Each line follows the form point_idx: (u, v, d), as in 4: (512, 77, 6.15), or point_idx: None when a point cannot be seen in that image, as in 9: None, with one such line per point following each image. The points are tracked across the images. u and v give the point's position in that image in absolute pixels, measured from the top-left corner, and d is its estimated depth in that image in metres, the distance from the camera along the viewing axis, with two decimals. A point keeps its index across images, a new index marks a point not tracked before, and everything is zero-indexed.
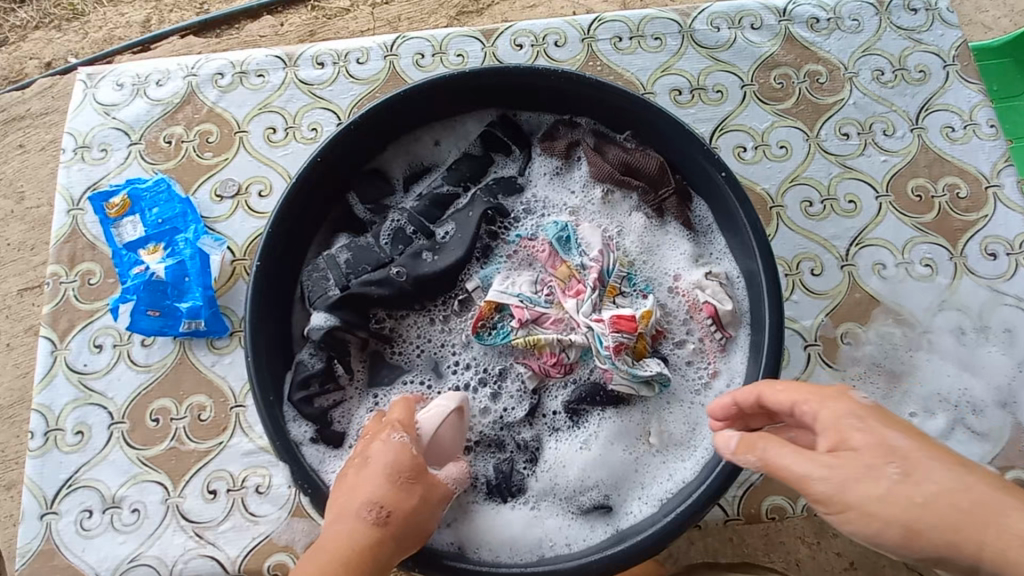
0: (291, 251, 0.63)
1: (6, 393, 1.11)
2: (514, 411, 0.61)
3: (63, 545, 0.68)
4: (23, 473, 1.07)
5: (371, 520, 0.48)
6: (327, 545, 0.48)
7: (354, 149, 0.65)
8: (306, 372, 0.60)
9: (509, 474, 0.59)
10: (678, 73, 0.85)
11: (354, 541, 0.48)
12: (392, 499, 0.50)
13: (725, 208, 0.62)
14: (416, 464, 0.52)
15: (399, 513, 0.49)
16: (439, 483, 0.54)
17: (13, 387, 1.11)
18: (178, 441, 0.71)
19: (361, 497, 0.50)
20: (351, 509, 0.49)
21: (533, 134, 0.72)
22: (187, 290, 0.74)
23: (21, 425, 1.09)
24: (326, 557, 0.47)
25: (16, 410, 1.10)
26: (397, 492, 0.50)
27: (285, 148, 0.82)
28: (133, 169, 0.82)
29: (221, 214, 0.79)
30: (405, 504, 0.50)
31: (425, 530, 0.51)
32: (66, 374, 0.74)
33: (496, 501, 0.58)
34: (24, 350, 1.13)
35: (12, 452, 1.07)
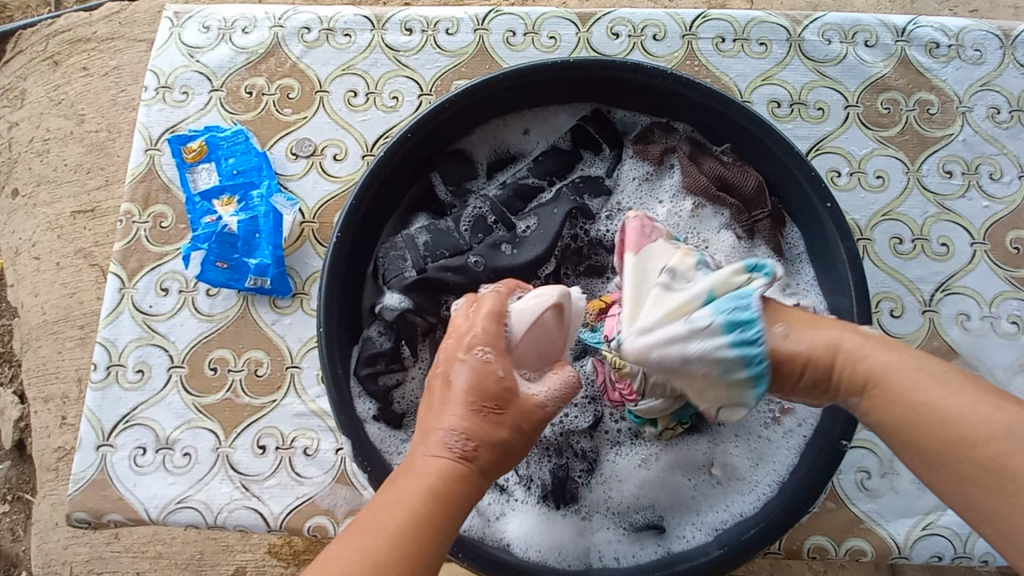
0: (371, 227, 0.62)
1: (53, 309, 1.14)
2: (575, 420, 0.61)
3: (116, 477, 0.70)
4: (63, 385, 1.11)
5: (458, 450, 0.43)
6: (405, 477, 0.42)
7: (443, 128, 0.64)
8: (374, 349, 0.61)
9: (565, 481, 0.59)
10: (779, 84, 0.80)
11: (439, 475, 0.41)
12: (478, 430, 0.43)
13: (822, 239, 0.61)
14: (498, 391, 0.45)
15: (486, 443, 0.43)
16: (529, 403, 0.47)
17: (59, 306, 1.14)
18: (234, 393, 0.73)
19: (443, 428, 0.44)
20: (433, 439, 0.43)
21: (625, 134, 0.69)
22: (256, 246, 0.74)
23: (64, 341, 1.12)
24: (407, 489, 0.40)
25: (60, 327, 1.13)
26: (482, 422, 0.44)
27: (364, 113, 0.80)
28: (212, 116, 0.81)
29: (295, 173, 0.79)
30: (493, 437, 0.44)
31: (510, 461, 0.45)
32: (132, 313, 0.75)
33: (549, 505, 0.58)
34: (73, 271, 1.15)
35: (52, 366, 1.12)
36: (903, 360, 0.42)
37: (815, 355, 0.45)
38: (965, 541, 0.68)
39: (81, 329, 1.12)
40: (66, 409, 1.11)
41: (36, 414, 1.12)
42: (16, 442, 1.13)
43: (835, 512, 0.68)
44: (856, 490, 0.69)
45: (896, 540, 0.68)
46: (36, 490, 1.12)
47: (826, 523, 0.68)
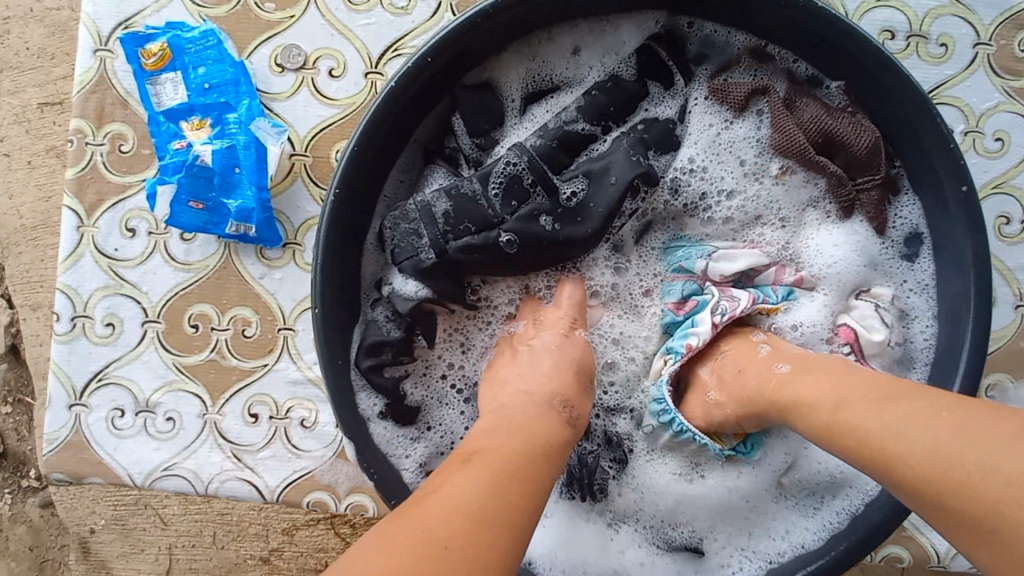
0: (374, 181, 0.49)
1: (30, 214, 1.01)
2: (618, 422, 0.55)
3: (93, 440, 0.63)
4: (47, 298, 1.02)
5: (562, 412, 0.44)
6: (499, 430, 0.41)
7: (473, 47, 0.49)
8: (381, 337, 0.50)
9: (592, 471, 0.53)
10: (897, 7, 0.63)
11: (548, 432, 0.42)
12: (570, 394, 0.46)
13: (941, 209, 0.48)
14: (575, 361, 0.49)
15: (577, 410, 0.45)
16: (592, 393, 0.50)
17: (36, 210, 1.01)
18: (220, 355, 0.64)
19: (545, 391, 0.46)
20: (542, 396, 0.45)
21: (709, 58, 0.53)
22: (236, 185, 0.61)
23: (48, 250, 1.02)
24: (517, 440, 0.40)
25: (39, 234, 1.01)
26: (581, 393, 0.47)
27: (367, 15, 0.63)
28: (174, 8, 0.64)
29: (281, 92, 0.63)
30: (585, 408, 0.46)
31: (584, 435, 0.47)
32: (95, 257, 0.64)
33: (575, 493, 0.53)
34: (47, 172, 1.01)
35: (36, 274, 1.02)
36: (817, 382, 0.41)
37: (738, 413, 0.46)
38: None
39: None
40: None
41: (25, 322, 1.02)
42: (9, 346, 1.03)
43: None
44: None
45: (938, 549, 0.62)
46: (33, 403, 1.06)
47: None
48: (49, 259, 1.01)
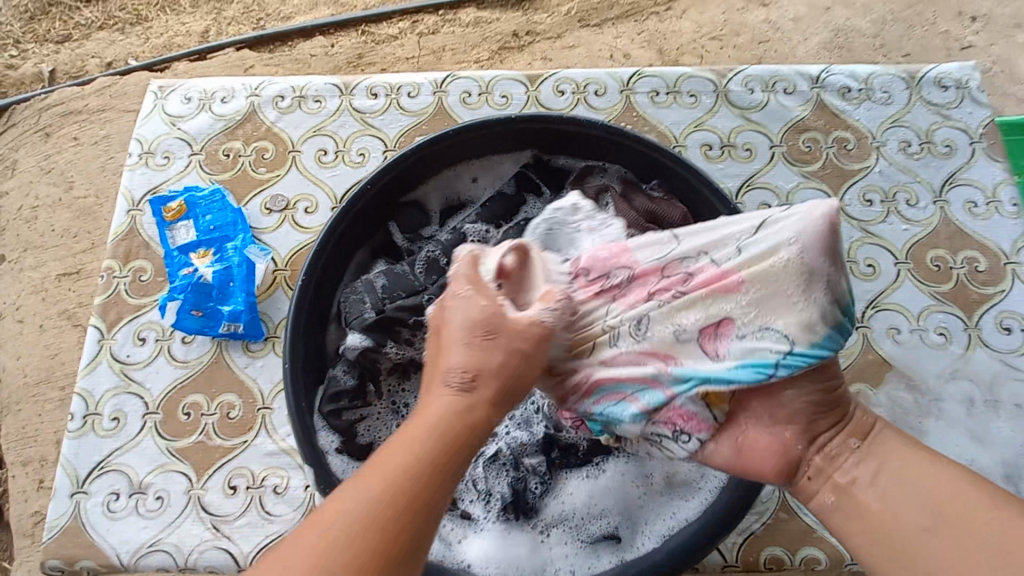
0: (333, 273, 0.67)
1: (35, 371, 1.14)
2: (531, 455, 0.65)
3: (89, 524, 0.72)
4: (38, 451, 1.10)
5: (458, 386, 0.43)
6: (423, 416, 0.42)
7: (401, 179, 0.71)
8: (338, 387, 0.64)
9: (521, 492, 0.63)
10: (710, 129, 0.88)
11: (443, 409, 0.42)
12: (475, 361, 0.44)
13: None
14: (487, 319, 0.46)
15: (486, 376, 0.44)
16: (512, 320, 0.48)
17: (40, 367, 1.14)
18: (206, 436, 0.76)
19: (444, 366, 0.45)
20: (438, 375, 0.45)
21: (566, 177, 0.75)
22: (230, 294, 0.78)
23: (43, 404, 1.11)
24: (420, 429, 0.41)
25: (40, 389, 1.13)
26: (476, 350, 0.45)
27: (333, 169, 0.87)
28: (192, 177, 0.88)
29: (268, 227, 0.85)
30: (488, 362, 0.44)
31: (520, 388, 0.45)
32: (109, 363, 0.78)
33: (508, 515, 0.62)
34: (55, 332, 1.17)
35: (30, 429, 1.11)
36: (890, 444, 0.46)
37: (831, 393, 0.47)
38: None
39: (62, 390, 1.12)
40: (43, 472, 1.09)
41: (12, 479, 1.10)
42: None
43: (787, 522, 0.72)
44: None
45: None
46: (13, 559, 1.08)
47: (780, 534, 0.72)
48: (46, 413, 1.12)
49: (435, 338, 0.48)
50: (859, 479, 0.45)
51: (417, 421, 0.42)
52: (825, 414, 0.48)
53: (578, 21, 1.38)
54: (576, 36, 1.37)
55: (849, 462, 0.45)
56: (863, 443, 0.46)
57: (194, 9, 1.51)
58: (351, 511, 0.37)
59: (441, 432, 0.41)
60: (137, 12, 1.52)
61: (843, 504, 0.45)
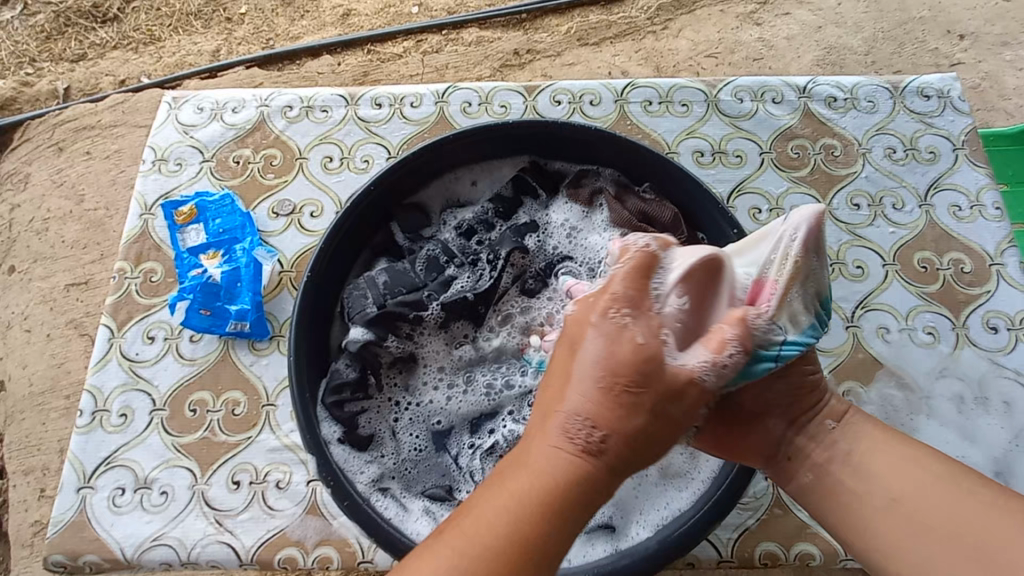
0: (337, 270, 0.70)
1: (40, 380, 1.16)
2: None
3: (94, 518, 0.74)
4: (41, 460, 1.10)
5: (582, 444, 0.42)
6: (542, 469, 0.42)
7: (403, 181, 0.74)
8: (340, 379, 0.66)
9: None
10: (701, 137, 0.91)
11: (564, 469, 0.42)
12: (600, 415, 0.43)
13: None
14: (639, 366, 0.44)
15: (615, 439, 0.43)
16: (672, 370, 0.45)
17: (47, 376, 1.15)
18: (211, 432, 0.77)
19: (566, 411, 0.44)
20: (561, 419, 0.44)
21: (562, 180, 0.79)
22: (238, 293, 0.81)
23: (48, 413, 1.13)
24: (543, 486, 0.41)
25: (46, 398, 1.14)
26: (608, 407, 0.43)
27: (338, 175, 0.91)
28: (202, 183, 0.91)
29: (275, 230, 0.87)
30: (616, 422, 0.43)
31: (648, 445, 0.44)
32: (119, 361, 0.81)
33: None
34: (62, 341, 1.18)
35: (35, 437, 1.12)
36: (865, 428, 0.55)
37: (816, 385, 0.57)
38: None
39: (67, 399, 1.13)
40: (46, 481, 1.11)
41: (15, 487, 1.11)
42: None
43: (782, 518, 0.73)
44: None
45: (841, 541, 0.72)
46: (11, 569, 1.08)
47: (775, 530, 0.73)
48: (50, 422, 1.14)
49: (567, 362, 0.46)
50: (836, 456, 0.54)
51: (536, 475, 0.42)
52: (801, 398, 0.58)
53: (577, 40, 1.44)
54: (575, 54, 1.42)
55: (825, 442, 0.55)
56: (837, 423, 0.56)
57: (205, 29, 1.57)
58: (480, 574, 0.39)
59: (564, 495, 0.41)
60: (151, 32, 1.58)
61: (820, 480, 0.54)
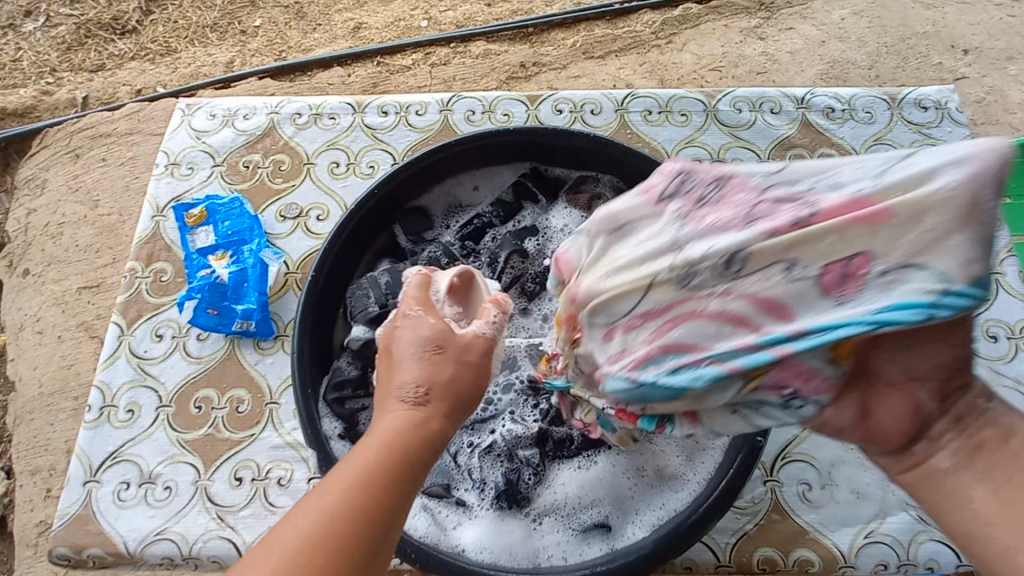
0: (341, 269, 0.72)
1: (50, 381, 1.18)
2: (525, 448, 0.68)
3: (99, 511, 0.75)
4: (48, 460, 1.12)
5: (411, 401, 0.43)
6: (375, 432, 0.42)
7: (407, 184, 0.76)
8: (341, 376, 0.68)
9: (515, 483, 0.66)
10: (700, 146, 0.93)
11: (398, 423, 0.42)
12: (428, 375, 0.44)
13: None
14: (439, 330, 0.46)
15: (440, 391, 0.44)
16: (464, 333, 0.48)
17: (57, 376, 1.18)
18: (216, 429, 0.79)
19: (398, 381, 0.45)
20: (392, 389, 0.45)
21: (562, 185, 0.81)
22: (244, 294, 0.82)
23: (57, 414, 1.14)
24: (377, 444, 0.41)
25: (54, 399, 1.16)
26: (431, 363, 0.45)
27: (345, 180, 0.93)
28: (213, 187, 0.94)
29: (282, 233, 0.90)
30: (442, 374, 0.45)
31: (472, 395, 0.46)
32: (127, 358, 0.83)
33: (503, 504, 0.65)
34: (72, 343, 1.20)
35: (43, 438, 1.13)
36: None
37: None
38: (908, 548, 0.71)
39: (75, 400, 1.14)
40: (52, 481, 1.11)
41: (21, 486, 1.12)
42: None
43: (780, 523, 0.73)
44: (800, 502, 0.74)
45: (840, 548, 0.72)
46: (15, 570, 1.09)
47: (773, 535, 0.73)
48: (57, 423, 1.15)
49: (388, 351, 0.47)
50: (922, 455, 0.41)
51: (370, 436, 0.42)
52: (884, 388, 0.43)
53: (582, 53, 1.46)
54: (581, 66, 1.44)
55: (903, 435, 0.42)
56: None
57: (220, 41, 1.62)
58: (309, 527, 0.36)
59: (401, 447, 0.41)
60: (168, 44, 1.63)
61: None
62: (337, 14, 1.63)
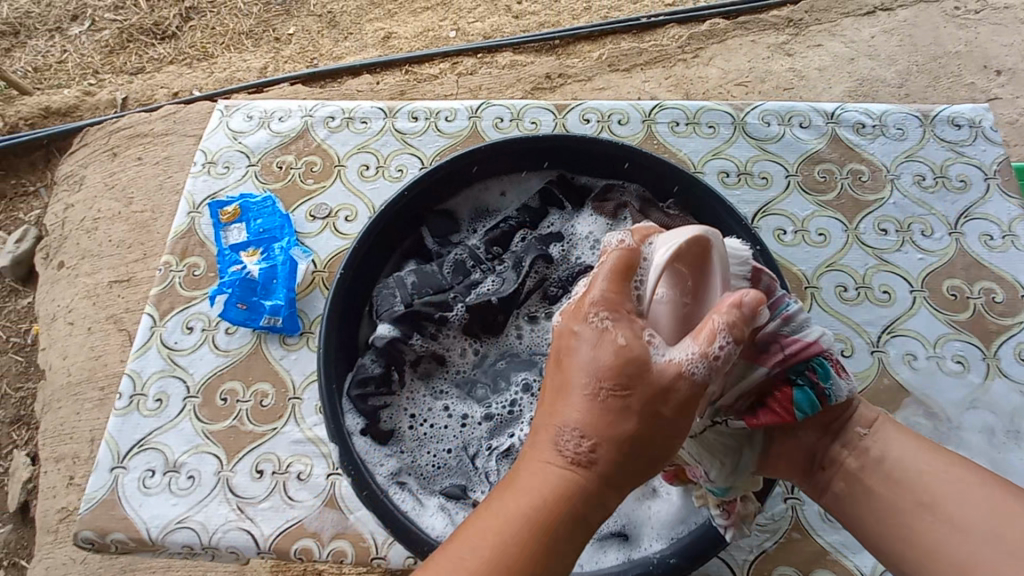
0: (369, 269, 0.73)
1: (78, 370, 1.21)
2: None
3: (124, 497, 0.77)
4: (72, 448, 1.15)
5: (573, 453, 0.42)
6: (531, 476, 0.42)
7: (435, 188, 0.77)
8: (365, 373, 0.69)
9: None
10: (727, 158, 0.93)
11: (557, 482, 0.41)
12: (595, 425, 0.42)
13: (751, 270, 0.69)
14: (625, 373, 0.42)
15: (609, 450, 0.42)
16: (656, 371, 0.43)
17: (85, 367, 1.21)
18: (240, 421, 0.80)
19: (560, 422, 0.43)
20: (550, 430, 0.43)
21: (588, 193, 0.82)
22: (273, 289, 0.84)
23: (83, 403, 1.17)
24: (530, 494, 0.41)
25: (82, 389, 1.18)
26: (601, 415, 0.42)
27: (373, 182, 0.95)
28: (247, 186, 0.97)
29: (311, 232, 0.92)
30: (614, 433, 0.42)
31: (647, 455, 0.43)
32: (159, 348, 0.85)
33: None
34: (101, 335, 1.24)
35: (69, 426, 1.16)
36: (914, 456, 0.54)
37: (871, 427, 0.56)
38: None
39: (101, 390, 1.17)
40: (75, 469, 1.14)
41: (47, 473, 1.15)
42: (21, 503, 1.19)
43: (800, 542, 0.71)
44: (821, 521, 0.73)
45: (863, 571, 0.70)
46: (35, 556, 1.11)
47: (793, 554, 0.71)
48: (83, 412, 1.18)
49: (556, 371, 0.45)
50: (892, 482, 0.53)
51: (525, 478, 0.42)
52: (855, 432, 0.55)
53: (608, 66, 1.47)
54: (605, 79, 1.45)
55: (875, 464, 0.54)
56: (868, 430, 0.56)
57: (255, 48, 1.67)
58: (462, 571, 0.39)
59: (555, 502, 0.41)
60: (205, 50, 1.69)
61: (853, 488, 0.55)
62: (368, 23, 1.67)
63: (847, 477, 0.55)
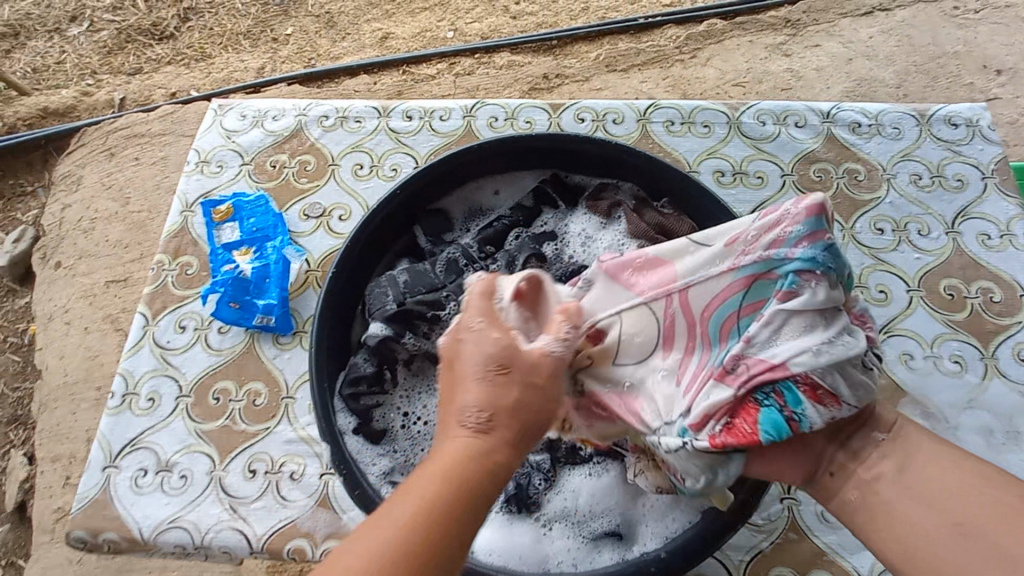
0: (361, 268, 0.73)
1: (74, 371, 1.20)
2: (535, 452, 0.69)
3: (116, 497, 0.76)
4: (69, 448, 1.14)
5: (473, 426, 0.44)
6: (442, 452, 0.44)
7: (428, 187, 0.76)
8: (357, 372, 0.69)
9: (525, 487, 0.66)
10: (723, 157, 0.92)
11: (462, 452, 0.43)
12: (490, 399, 0.45)
13: None
14: (503, 351, 0.47)
15: (503, 417, 0.45)
16: (525, 353, 0.48)
17: (81, 367, 1.20)
18: (232, 421, 0.80)
19: (459, 402, 0.46)
20: (454, 411, 0.46)
21: (583, 192, 0.81)
22: (266, 289, 0.83)
23: (80, 403, 1.17)
24: (446, 467, 0.42)
25: (78, 389, 1.18)
26: (491, 387, 0.46)
27: (368, 182, 0.95)
28: (240, 185, 0.96)
29: (305, 231, 0.92)
30: (503, 399, 0.45)
31: (537, 423, 0.46)
32: (151, 347, 0.85)
33: (514, 508, 0.65)
34: (97, 335, 1.23)
35: (65, 426, 1.16)
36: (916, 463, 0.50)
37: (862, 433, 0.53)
38: None
39: (97, 391, 1.17)
40: (71, 469, 1.14)
41: (43, 473, 1.15)
42: (18, 503, 1.19)
43: (796, 543, 0.71)
44: (817, 521, 0.72)
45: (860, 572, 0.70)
46: (31, 556, 1.10)
47: (790, 555, 0.71)
48: (79, 412, 1.17)
49: (450, 365, 0.49)
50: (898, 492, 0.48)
51: (439, 454, 0.44)
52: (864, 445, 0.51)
53: (605, 66, 1.47)
54: (603, 79, 1.45)
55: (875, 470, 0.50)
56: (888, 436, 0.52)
57: (252, 49, 1.67)
58: (381, 542, 0.39)
59: (464, 470, 0.42)
60: (202, 50, 1.69)
61: (867, 500, 0.49)
62: (366, 24, 1.67)
63: (860, 485, 0.50)
